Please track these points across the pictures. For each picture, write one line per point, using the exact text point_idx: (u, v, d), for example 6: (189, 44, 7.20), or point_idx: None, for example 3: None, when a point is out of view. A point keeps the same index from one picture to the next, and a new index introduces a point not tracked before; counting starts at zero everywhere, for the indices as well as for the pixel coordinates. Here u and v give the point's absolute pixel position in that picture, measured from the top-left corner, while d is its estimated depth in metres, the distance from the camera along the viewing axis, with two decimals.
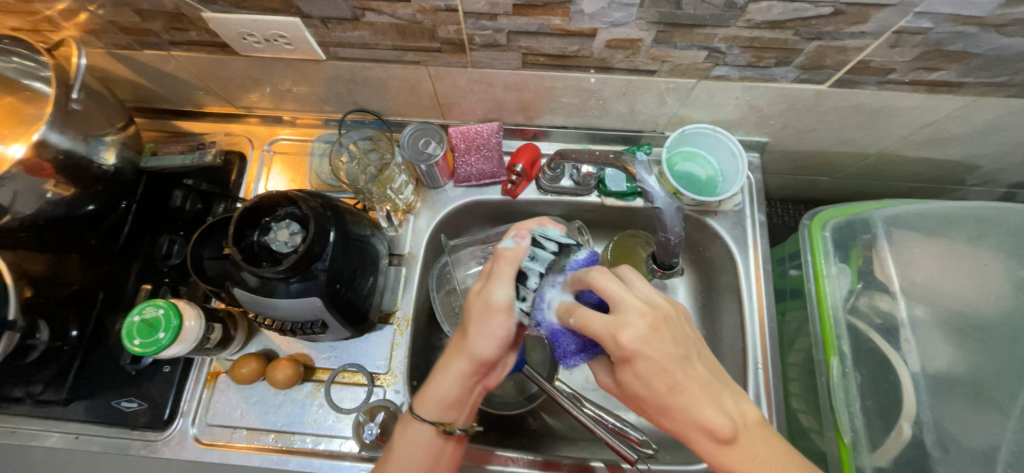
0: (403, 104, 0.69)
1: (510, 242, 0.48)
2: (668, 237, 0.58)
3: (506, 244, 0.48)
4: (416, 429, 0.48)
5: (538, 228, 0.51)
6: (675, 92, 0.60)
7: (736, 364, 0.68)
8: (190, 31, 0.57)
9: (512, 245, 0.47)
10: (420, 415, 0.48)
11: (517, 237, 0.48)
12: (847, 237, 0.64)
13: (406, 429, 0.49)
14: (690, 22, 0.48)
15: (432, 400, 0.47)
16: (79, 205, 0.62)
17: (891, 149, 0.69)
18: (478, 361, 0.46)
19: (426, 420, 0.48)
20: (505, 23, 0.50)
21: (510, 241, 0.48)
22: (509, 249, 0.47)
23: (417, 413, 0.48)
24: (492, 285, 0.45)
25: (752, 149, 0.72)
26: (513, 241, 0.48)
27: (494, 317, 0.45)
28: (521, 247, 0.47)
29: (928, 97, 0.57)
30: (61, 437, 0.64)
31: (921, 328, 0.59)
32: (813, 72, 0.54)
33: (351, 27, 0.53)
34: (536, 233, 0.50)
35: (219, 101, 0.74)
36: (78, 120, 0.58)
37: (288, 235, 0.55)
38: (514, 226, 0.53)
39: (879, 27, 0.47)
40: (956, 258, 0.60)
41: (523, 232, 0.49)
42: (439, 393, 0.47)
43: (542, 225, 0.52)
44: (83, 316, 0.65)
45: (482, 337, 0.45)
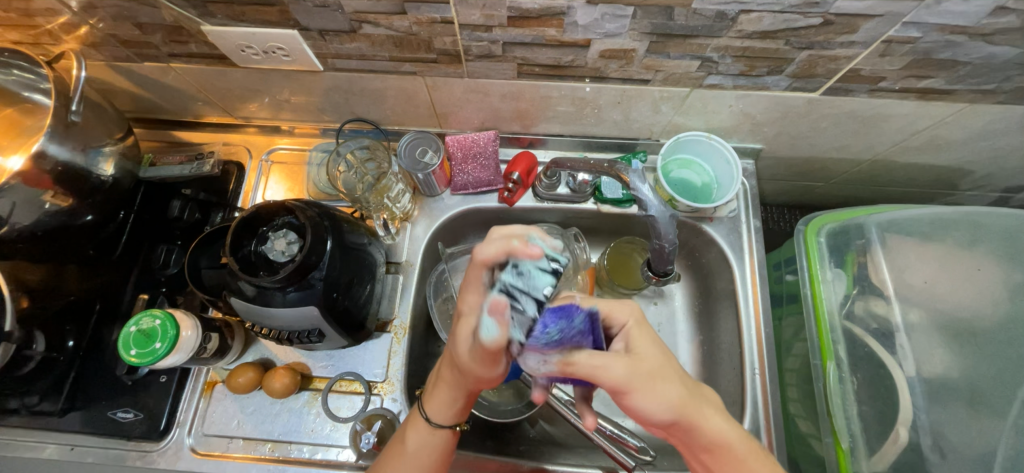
0: (400, 113, 0.69)
1: (492, 326, 0.40)
2: (662, 244, 0.58)
3: (487, 332, 0.40)
4: (427, 434, 0.51)
5: (509, 281, 0.41)
6: (669, 100, 0.61)
7: (734, 370, 0.68)
8: (189, 43, 0.58)
9: (497, 334, 0.39)
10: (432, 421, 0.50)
11: (496, 316, 0.39)
12: (842, 242, 0.65)
13: (416, 428, 0.51)
14: (683, 33, 0.49)
15: (444, 410, 0.50)
16: (76, 215, 0.62)
17: (884, 155, 0.70)
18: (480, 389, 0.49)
19: (439, 425, 0.50)
20: (501, 34, 0.51)
21: (490, 324, 0.40)
22: (493, 340, 0.39)
23: (429, 418, 0.50)
24: (485, 366, 0.43)
25: (747, 156, 0.73)
26: (495, 328, 0.39)
27: (491, 379, 0.46)
28: (505, 331, 0.39)
29: (919, 104, 0.58)
30: (55, 448, 0.64)
31: (917, 333, 0.59)
32: (804, 80, 0.55)
33: (348, 39, 0.54)
34: (509, 288, 0.41)
35: (217, 111, 0.75)
36: (77, 131, 0.58)
37: (286, 245, 0.56)
38: (478, 264, 0.43)
39: (868, 37, 0.48)
40: (950, 262, 0.60)
41: (501, 307, 0.39)
42: (449, 408, 0.50)
43: (513, 264, 0.42)
44: (80, 327, 0.65)
45: (482, 384, 0.47)
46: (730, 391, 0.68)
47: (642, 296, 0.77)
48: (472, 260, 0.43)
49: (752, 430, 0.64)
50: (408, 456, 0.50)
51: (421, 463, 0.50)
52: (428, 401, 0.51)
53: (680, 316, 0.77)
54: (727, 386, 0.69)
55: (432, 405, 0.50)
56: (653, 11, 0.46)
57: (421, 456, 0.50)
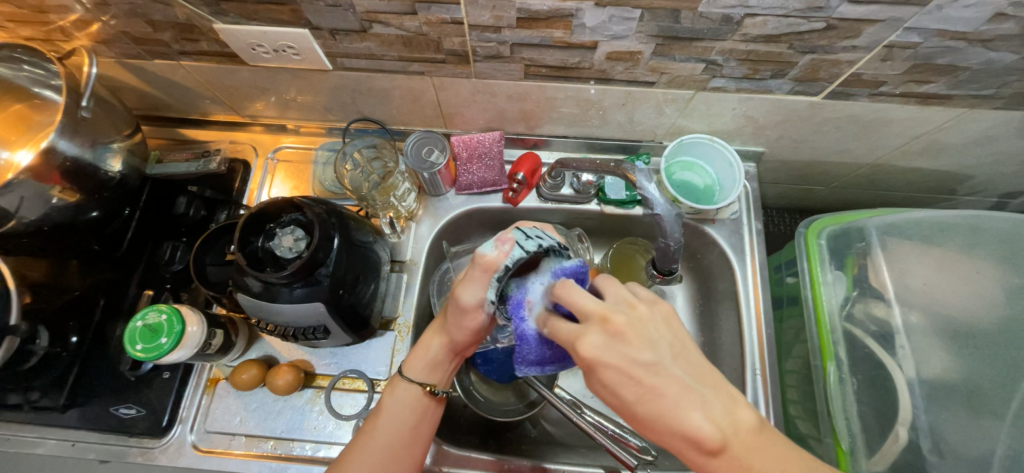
0: (406, 113, 0.70)
1: (492, 247, 0.46)
2: (668, 242, 0.59)
3: (486, 249, 0.46)
4: (404, 390, 0.51)
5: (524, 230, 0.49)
6: (673, 103, 0.62)
7: (735, 371, 0.69)
8: (200, 41, 0.58)
9: (492, 253, 0.46)
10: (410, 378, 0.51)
11: (499, 242, 0.46)
12: (842, 245, 0.66)
13: (393, 388, 0.52)
14: (688, 36, 0.50)
15: (423, 365, 0.52)
16: (82, 211, 0.62)
17: (884, 159, 0.71)
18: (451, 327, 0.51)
19: (414, 379, 0.51)
20: (509, 35, 0.52)
21: (490, 247, 0.46)
22: (488, 255, 0.45)
23: (405, 372, 0.52)
24: (468, 284, 0.47)
25: (749, 160, 0.74)
26: (494, 247, 0.46)
27: (470, 320, 0.48)
28: (501, 255, 0.46)
29: (919, 109, 0.59)
30: (56, 443, 0.64)
31: (917, 335, 0.59)
32: (807, 84, 0.56)
33: (358, 38, 0.55)
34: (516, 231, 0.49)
35: (225, 109, 0.75)
36: (87, 127, 0.59)
37: (292, 241, 0.56)
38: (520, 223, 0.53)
39: (870, 42, 0.49)
40: (949, 266, 0.61)
41: (509, 241, 0.46)
42: (430, 358, 0.51)
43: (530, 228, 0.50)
44: (84, 323, 0.65)
45: (461, 328, 0.49)
46: None
47: None
48: (515, 221, 0.54)
49: None
50: (384, 412, 0.50)
51: (397, 421, 0.50)
52: (410, 356, 0.53)
53: (681, 318, 0.77)
54: None
55: (412, 362, 0.52)
56: (660, 14, 0.47)
57: (392, 416, 0.50)
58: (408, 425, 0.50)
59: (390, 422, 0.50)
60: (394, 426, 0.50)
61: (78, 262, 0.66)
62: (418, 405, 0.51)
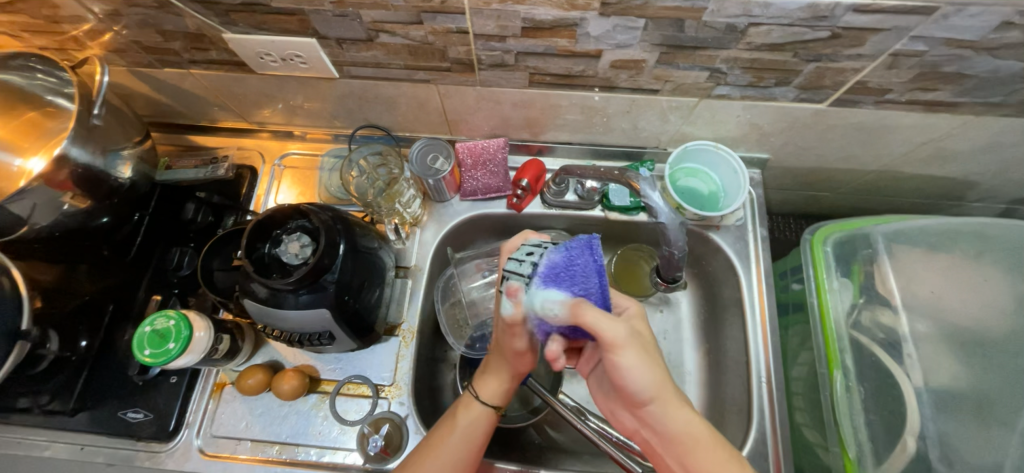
0: (411, 119, 0.71)
1: (508, 304, 0.45)
2: (672, 251, 0.59)
3: (505, 309, 0.46)
4: (479, 412, 0.53)
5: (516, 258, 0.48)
6: (677, 110, 0.62)
7: (740, 378, 0.68)
8: (209, 50, 0.59)
9: (514, 311, 0.46)
10: (483, 400, 0.54)
11: (512, 298, 0.45)
12: (848, 252, 0.65)
13: (467, 408, 0.54)
14: (693, 44, 0.50)
15: (496, 390, 0.54)
16: (93, 217, 0.64)
17: (890, 166, 0.71)
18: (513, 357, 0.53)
19: (489, 404, 0.54)
20: (514, 44, 0.52)
21: (508, 305, 0.46)
22: (511, 314, 0.45)
23: (480, 396, 0.54)
24: (512, 337, 0.49)
25: (753, 166, 0.73)
26: (510, 304, 0.45)
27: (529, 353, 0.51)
28: (519, 306, 0.45)
29: (925, 116, 0.59)
30: (66, 447, 0.65)
31: (925, 344, 0.59)
32: (812, 92, 0.56)
33: (365, 47, 0.55)
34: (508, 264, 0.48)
35: (233, 116, 0.76)
36: (98, 134, 0.60)
37: (299, 248, 0.56)
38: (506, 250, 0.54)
39: (875, 50, 0.48)
40: (956, 274, 0.61)
41: (516, 291, 0.45)
42: (501, 384, 0.54)
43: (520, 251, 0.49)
44: (94, 327, 0.66)
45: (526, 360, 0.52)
46: (737, 400, 0.68)
47: (648, 303, 0.78)
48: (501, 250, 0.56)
49: (758, 439, 0.64)
50: (458, 430, 0.52)
51: (470, 441, 0.52)
52: (482, 380, 0.55)
53: (685, 325, 0.77)
54: (732, 395, 0.69)
55: (485, 385, 0.54)
56: (664, 23, 0.47)
57: (467, 435, 0.52)
58: (479, 443, 0.53)
59: (463, 438, 0.52)
60: (467, 445, 0.52)
61: (89, 267, 0.67)
62: (489, 426, 0.54)
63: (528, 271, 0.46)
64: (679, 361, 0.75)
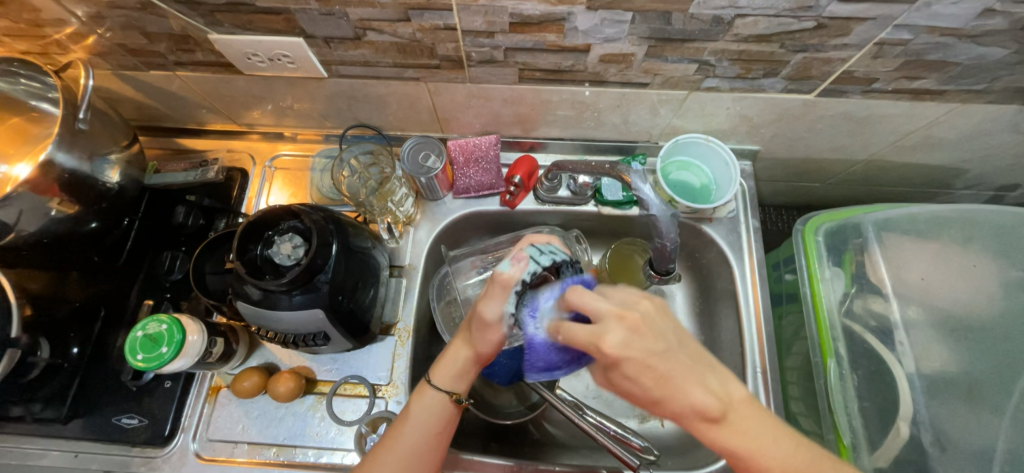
0: (402, 118, 0.71)
1: (509, 265, 0.49)
2: (664, 243, 0.58)
3: (503, 267, 0.49)
4: (431, 398, 0.50)
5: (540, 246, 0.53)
6: (667, 103, 0.62)
7: (736, 369, 0.69)
8: (195, 51, 0.59)
9: (509, 271, 0.48)
10: (435, 385, 0.51)
11: (516, 261, 0.49)
12: (840, 241, 0.66)
13: (420, 396, 0.51)
14: (680, 37, 0.50)
15: (448, 373, 0.51)
16: (82, 222, 0.63)
17: (879, 155, 0.71)
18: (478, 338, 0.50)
19: (439, 387, 0.50)
20: (502, 40, 0.52)
21: (507, 265, 0.49)
22: (506, 272, 0.48)
23: (431, 380, 0.51)
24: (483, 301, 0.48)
25: (744, 158, 0.74)
26: (511, 264, 0.48)
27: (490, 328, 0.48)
28: (518, 271, 0.48)
29: (912, 105, 0.59)
30: (60, 455, 0.64)
31: (916, 330, 0.60)
32: (800, 82, 0.56)
33: (353, 46, 0.55)
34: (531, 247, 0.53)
35: (222, 118, 0.76)
36: (84, 139, 0.59)
37: (291, 248, 0.56)
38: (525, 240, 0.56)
39: (860, 39, 0.49)
40: (945, 260, 0.61)
41: (524, 258, 0.49)
42: (455, 367, 0.51)
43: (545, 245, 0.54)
44: (85, 333, 0.65)
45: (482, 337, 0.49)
46: None
47: None
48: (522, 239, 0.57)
49: None
50: (411, 421, 0.50)
51: (422, 429, 0.50)
52: (437, 364, 0.52)
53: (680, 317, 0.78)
54: None
55: (439, 371, 0.51)
56: (651, 16, 0.47)
57: (419, 425, 0.50)
58: (434, 433, 0.50)
59: (417, 429, 0.50)
60: (420, 436, 0.50)
61: (79, 273, 0.67)
62: (441, 414, 0.50)
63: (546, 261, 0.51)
64: None
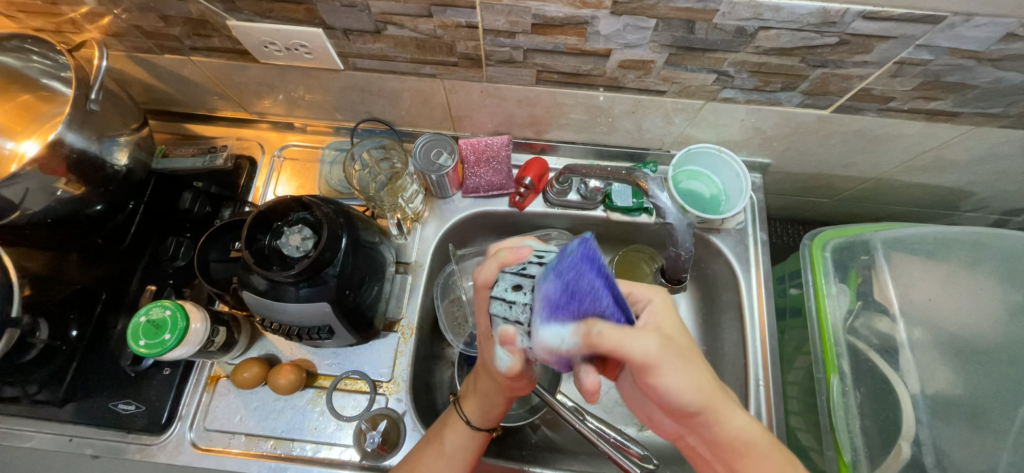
0: (415, 114, 0.70)
1: (505, 353, 0.39)
2: (678, 251, 0.58)
3: (501, 360, 0.40)
4: (466, 434, 0.53)
5: (506, 291, 0.40)
6: (682, 112, 0.62)
7: (738, 381, 0.69)
8: (212, 37, 0.58)
9: (512, 361, 0.39)
10: (471, 422, 0.53)
11: (506, 346, 0.39)
12: (846, 257, 0.66)
13: (454, 428, 0.53)
14: (702, 46, 0.50)
15: (482, 414, 0.53)
16: (86, 204, 0.62)
17: (888, 173, 0.72)
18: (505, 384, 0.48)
19: (478, 425, 0.53)
20: (523, 41, 0.52)
21: (504, 355, 0.39)
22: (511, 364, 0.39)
23: (467, 418, 0.53)
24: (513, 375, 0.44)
25: (755, 170, 0.74)
26: (507, 354, 0.39)
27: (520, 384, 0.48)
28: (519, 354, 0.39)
29: (926, 125, 0.59)
30: (52, 438, 0.63)
31: (919, 350, 0.60)
32: (817, 97, 0.56)
33: (372, 39, 0.55)
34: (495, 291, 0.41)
35: (232, 106, 0.75)
36: (95, 120, 0.59)
37: (300, 240, 0.55)
38: (482, 287, 0.45)
39: (881, 58, 0.49)
40: (950, 281, 0.62)
41: (511, 338, 0.38)
42: (492, 410, 0.53)
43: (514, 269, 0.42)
44: (84, 316, 0.64)
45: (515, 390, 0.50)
46: None
47: None
48: (475, 287, 0.46)
49: None
50: (447, 456, 0.52)
51: (459, 460, 0.52)
52: (469, 403, 0.53)
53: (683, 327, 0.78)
54: None
55: (473, 403, 0.53)
56: (675, 24, 0.47)
57: (456, 457, 0.52)
58: (466, 459, 0.53)
59: (452, 460, 0.52)
60: (456, 467, 0.52)
61: (79, 255, 0.66)
62: (479, 444, 0.54)
63: (519, 315, 0.38)
64: None
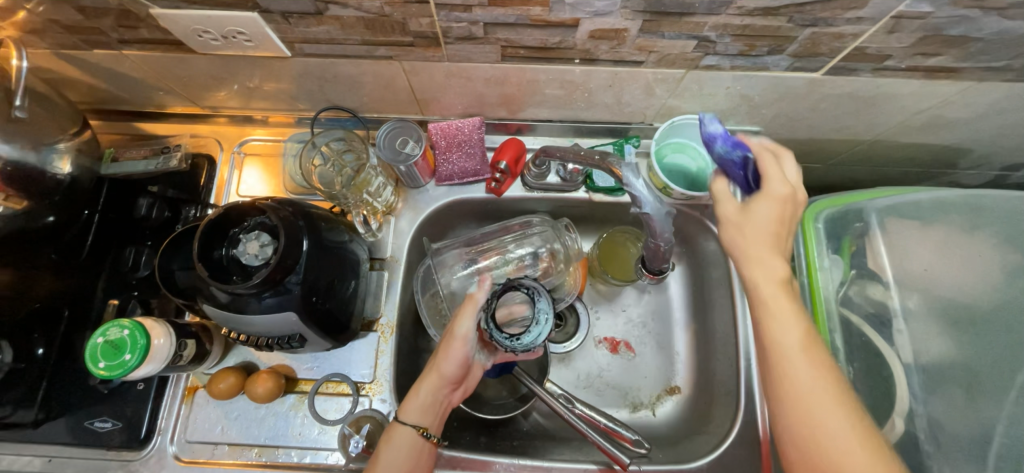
0: (378, 99, 0.65)
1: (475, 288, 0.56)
2: (657, 242, 0.56)
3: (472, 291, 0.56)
4: (403, 441, 0.52)
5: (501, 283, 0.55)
6: (663, 82, 0.58)
7: (729, 358, 0.67)
8: (140, 28, 0.53)
9: (473, 297, 0.55)
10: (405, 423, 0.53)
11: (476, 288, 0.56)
12: (839, 228, 0.64)
13: (391, 436, 0.53)
14: (678, 10, 0.45)
15: (415, 408, 0.53)
16: (35, 217, 0.58)
17: (883, 135, 0.68)
18: (448, 376, 0.54)
19: (410, 425, 0.52)
20: (481, 14, 0.47)
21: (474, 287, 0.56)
22: (471, 298, 0.55)
23: (403, 418, 0.53)
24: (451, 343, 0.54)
25: (743, 139, 0.69)
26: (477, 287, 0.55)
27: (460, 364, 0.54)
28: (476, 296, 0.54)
29: (925, 83, 0.55)
30: (33, 460, 0.62)
31: (914, 320, 0.58)
32: (807, 60, 0.52)
33: (315, 22, 0.49)
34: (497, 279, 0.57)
35: (182, 101, 0.70)
36: (23, 127, 0.54)
37: (258, 248, 0.52)
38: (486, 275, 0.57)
39: (877, 12, 0.44)
40: (950, 248, 0.59)
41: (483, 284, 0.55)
42: (431, 408, 0.54)
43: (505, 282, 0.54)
44: (49, 334, 0.62)
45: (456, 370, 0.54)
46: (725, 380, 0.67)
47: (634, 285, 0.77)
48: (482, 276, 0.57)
49: (746, 420, 0.63)
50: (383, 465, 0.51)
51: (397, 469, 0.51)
52: (405, 403, 0.54)
53: (673, 306, 0.76)
54: (721, 375, 0.68)
55: (408, 406, 0.53)
56: None
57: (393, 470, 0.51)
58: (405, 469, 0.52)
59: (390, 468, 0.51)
60: None
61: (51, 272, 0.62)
62: (416, 452, 0.53)
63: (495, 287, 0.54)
64: (669, 342, 0.75)
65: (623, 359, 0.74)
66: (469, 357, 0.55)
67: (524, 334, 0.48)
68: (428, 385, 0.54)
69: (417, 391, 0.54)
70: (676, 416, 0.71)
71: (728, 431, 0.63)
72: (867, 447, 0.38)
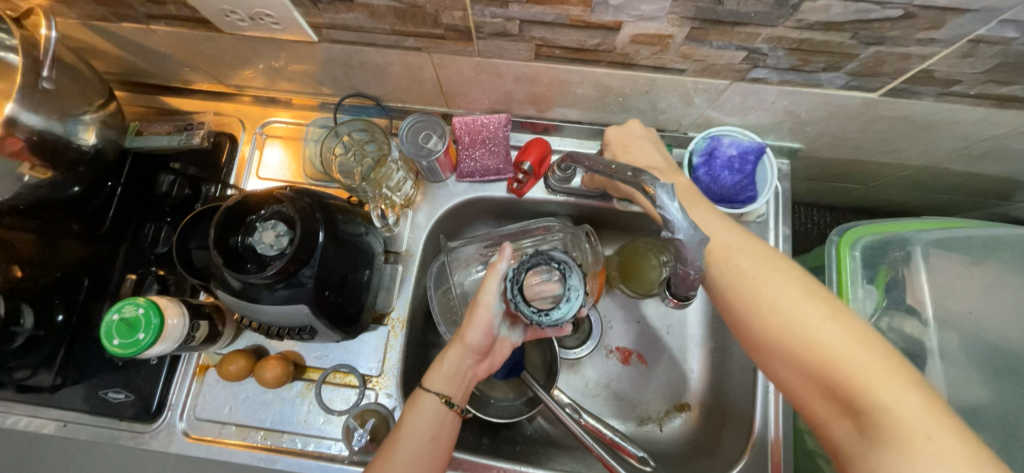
0: (403, 89, 0.63)
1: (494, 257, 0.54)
2: (687, 270, 0.47)
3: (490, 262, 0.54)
4: (429, 410, 0.51)
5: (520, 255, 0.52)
6: (704, 92, 0.54)
7: (745, 382, 0.65)
8: (167, 4, 0.52)
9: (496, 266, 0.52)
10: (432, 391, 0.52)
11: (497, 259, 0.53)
12: (878, 258, 0.59)
13: (415, 405, 0.52)
14: (731, 19, 0.42)
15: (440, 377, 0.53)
16: (61, 187, 0.59)
17: (936, 161, 0.63)
18: (473, 345, 0.54)
19: (437, 393, 0.52)
20: (518, 11, 0.44)
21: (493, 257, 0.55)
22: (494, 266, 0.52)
23: (428, 387, 0.52)
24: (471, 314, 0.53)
25: (782, 155, 0.66)
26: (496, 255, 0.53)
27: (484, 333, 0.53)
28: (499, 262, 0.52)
29: (992, 112, 0.50)
30: (48, 423, 0.63)
31: (952, 365, 0.55)
32: (865, 79, 0.48)
33: (344, 8, 0.47)
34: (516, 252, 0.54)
35: (207, 78, 0.69)
36: (52, 98, 0.54)
37: (274, 238, 0.52)
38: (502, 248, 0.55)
39: (953, 34, 0.40)
40: (996, 292, 0.56)
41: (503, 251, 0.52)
42: (455, 378, 0.53)
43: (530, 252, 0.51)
44: (69, 301, 0.62)
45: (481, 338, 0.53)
46: (739, 404, 0.65)
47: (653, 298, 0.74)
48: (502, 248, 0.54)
49: (759, 448, 0.61)
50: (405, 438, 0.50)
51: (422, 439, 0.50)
52: (428, 374, 0.53)
53: (690, 321, 0.73)
54: (736, 398, 0.66)
55: (433, 375, 0.53)
56: None
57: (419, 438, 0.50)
58: (429, 437, 0.50)
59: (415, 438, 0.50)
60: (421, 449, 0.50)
61: (76, 241, 0.64)
62: (440, 420, 0.52)
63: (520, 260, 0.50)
64: (683, 358, 0.72)
65: (634, 371, 0.72)
66: (493, 325, 0.53)
67: (553, 309, 0.47)
68: (452, 355, 0.54)
69: (440, 361, 0.54)
70: (684, 433, 0.69)
71: (740, 456, 0.61)
72: (903, 379, 0.39)
